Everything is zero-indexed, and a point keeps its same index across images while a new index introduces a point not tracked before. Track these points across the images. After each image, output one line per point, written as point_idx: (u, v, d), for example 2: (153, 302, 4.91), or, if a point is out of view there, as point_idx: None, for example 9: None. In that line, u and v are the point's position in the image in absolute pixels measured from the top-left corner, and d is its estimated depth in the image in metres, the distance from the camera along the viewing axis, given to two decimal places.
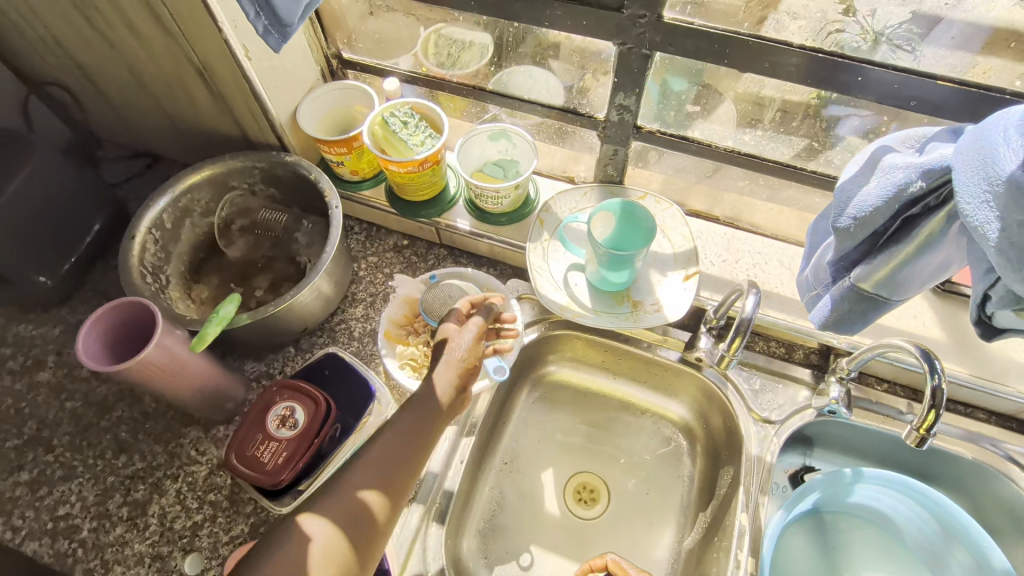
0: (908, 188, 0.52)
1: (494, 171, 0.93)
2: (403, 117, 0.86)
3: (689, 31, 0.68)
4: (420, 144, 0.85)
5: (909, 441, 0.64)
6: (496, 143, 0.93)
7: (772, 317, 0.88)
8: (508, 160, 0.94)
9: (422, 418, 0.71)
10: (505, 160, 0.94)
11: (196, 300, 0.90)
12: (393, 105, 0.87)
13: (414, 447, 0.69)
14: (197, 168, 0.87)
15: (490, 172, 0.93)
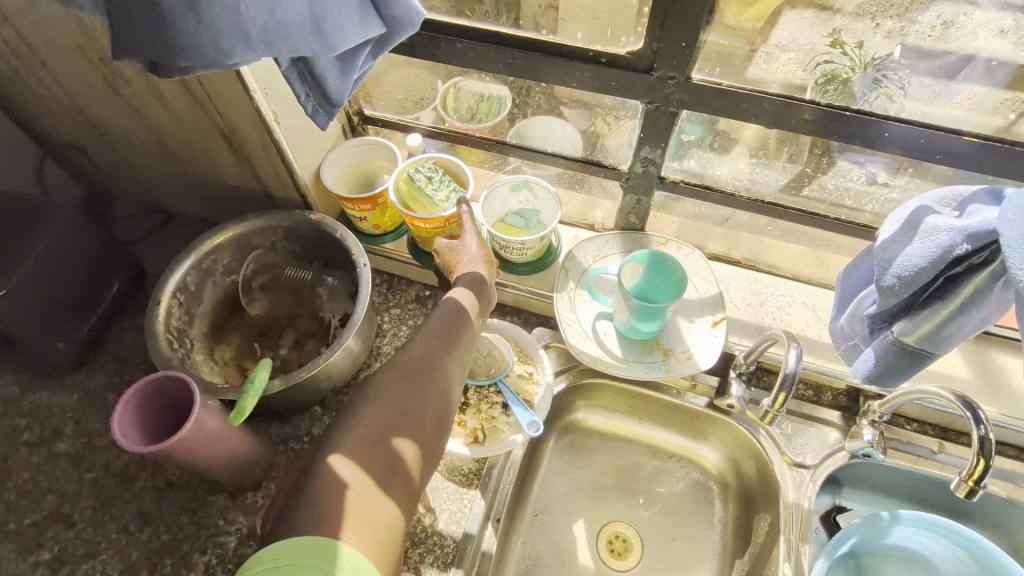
0: (953, 250, 0.52)
1: (516, 221, 0.93)
2: (428, 174, 0.86)
3: (717, 91, 0.70)
4: (446, 200, 0.86)
5: (958, 492, 0.65)
6: (517, 194, 0.93)
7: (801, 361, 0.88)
8: (530, 211, 0.94)
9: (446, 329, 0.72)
10: (528, 211, 0.94)
11: (220, 362, 0.89)
12: (416, 161, 0.88)
13: (442, 353, 0.70)
14: (220, 230, 0.86)
15: (513, 223, 0.93)
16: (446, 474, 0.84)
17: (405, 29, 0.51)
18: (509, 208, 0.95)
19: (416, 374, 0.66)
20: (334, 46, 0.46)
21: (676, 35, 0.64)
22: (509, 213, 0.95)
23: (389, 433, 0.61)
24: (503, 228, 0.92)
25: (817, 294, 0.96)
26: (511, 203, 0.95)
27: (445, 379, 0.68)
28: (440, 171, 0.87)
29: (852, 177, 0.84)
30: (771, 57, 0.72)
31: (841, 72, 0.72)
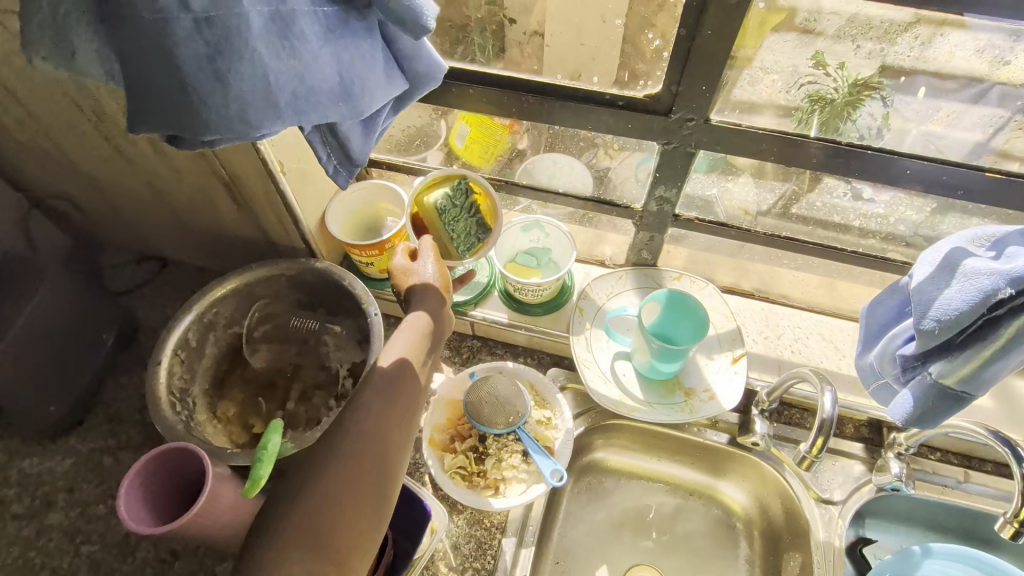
0: (995, 294, 0.52)
1: (527, 261, 0.92)
2: (458, 207, 0.79)
3: (737, 132, 0.70)
4: (466, 244, 0.79)
5: (1003, 533, 0.64)
6: (527, 233, 0.92)
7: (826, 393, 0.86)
8: (541, 250, 0.93)
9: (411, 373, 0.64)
10: (538, 249, 0.93)
11: (223, 419, 0.84)
12: (451, 185, 0.79)
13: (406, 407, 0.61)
14: (222, 282, 0.82)
15: (524, 262, 0.92)
16: (468, 528, 0.81)
17: (428, 83, 0.49)
18: (518, 246, 0.94)
19: (371, 436, 0.57)
20: (361, 108, 0.44)
21: (697, 80, 0.64)
22: (518, 252, 0.94)
23: (336, 509, 0.51)
24: (515, 267, 0.91)
25: (832, 324, 0.95)
26: (520, 241, 0.93)
27: (402, 445, 0.59)
28: (472, 205, 0.80)
29: (838, 195, 0.82)
30: (754, 79, 0.70)
31: (824, 93, 0.70)
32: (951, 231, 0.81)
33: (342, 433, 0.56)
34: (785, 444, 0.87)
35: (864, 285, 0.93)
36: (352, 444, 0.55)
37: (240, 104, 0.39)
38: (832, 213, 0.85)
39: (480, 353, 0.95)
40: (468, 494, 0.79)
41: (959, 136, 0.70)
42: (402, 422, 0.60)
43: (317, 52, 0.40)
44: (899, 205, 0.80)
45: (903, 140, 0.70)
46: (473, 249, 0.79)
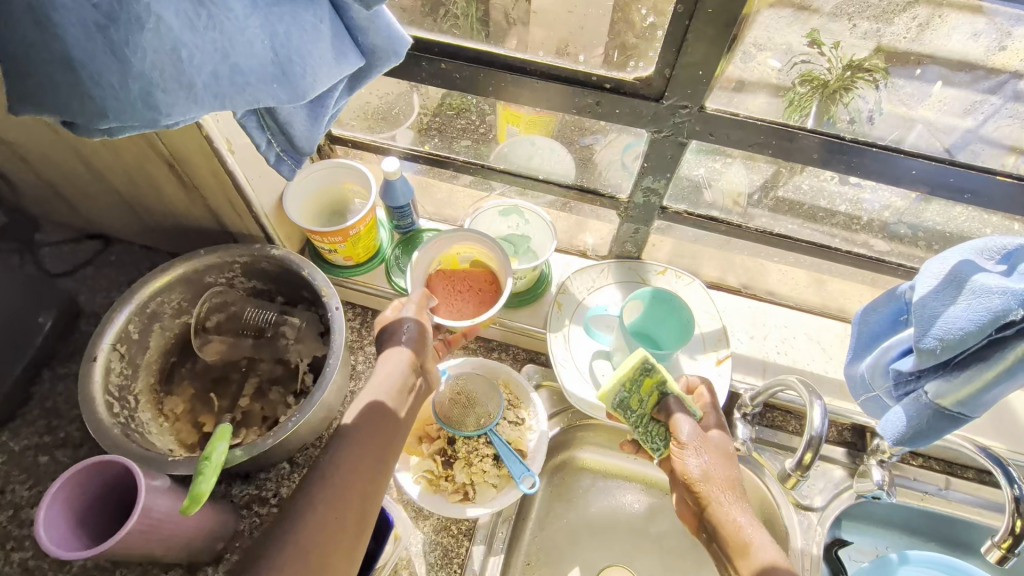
0: (1008, 314, 0.47)
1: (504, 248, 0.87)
2: (650, 430, 0.68)
3: (733, 122, 0.64)
4: (626, 392, 0.67)
5: (988, 556, 0.61)
6: (511, 220, 0.88)
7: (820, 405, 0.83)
8: (520, 238, 0.87)
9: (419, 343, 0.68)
10: (516, 239, 0.87)
11: (170, 416, 0.77)
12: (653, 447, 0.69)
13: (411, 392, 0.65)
14: (168, 267, 0.75)
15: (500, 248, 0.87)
16: (434, 535, 0.77)
17: (389, 60, 0.42)
18: (499, 232, 0.89)
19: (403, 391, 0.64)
20: (301, 92, 0.38)
21: (694, 63, 0.57)
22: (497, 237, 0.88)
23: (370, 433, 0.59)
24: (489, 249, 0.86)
25: (820, 324, 0.92)
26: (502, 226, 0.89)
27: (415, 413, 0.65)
28: (638, 430, 0.68)
29: (824, 178, 0.77)
30: (746, 56, 0.63)
31: (817, 73, 0.65)
32: (938, 221, 0.77)
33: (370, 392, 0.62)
34: (767, 448, 0.84)
35: (852, 282, 0.89)
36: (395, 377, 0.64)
37: (146, 83, 0.33)
38: (823, 199, 0.80)
39: (452, 347, 0.90)
40: (432, 499, 0.74)
41: (966, 133, 0.66)
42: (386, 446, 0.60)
43: (241, 20, 0.34)
44: (897, 200, 0.76)
45: (905, 138, 0.65)
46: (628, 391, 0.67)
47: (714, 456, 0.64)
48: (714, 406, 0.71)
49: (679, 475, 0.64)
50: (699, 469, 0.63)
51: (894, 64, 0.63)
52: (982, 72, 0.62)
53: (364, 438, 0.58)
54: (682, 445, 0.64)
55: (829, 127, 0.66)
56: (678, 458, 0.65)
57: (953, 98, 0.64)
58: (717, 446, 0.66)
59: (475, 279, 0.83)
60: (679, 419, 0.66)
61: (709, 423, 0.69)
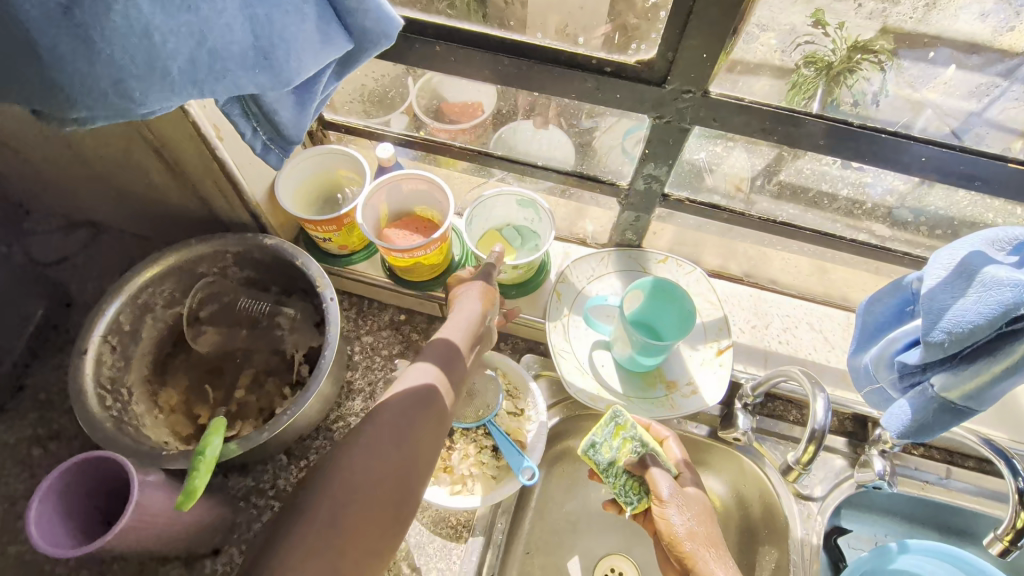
0: (1017, 309, 0.46)
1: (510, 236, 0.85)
2: (622, 486, 0.70)
3: (737, 108, 0.62)
4: (599, 440, 0.70)
5: (990, 549, 0.61)
6: (526, 211, 0.84)
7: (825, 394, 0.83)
8: (530, 232, 0.85)
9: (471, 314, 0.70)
10: (526, 230, 0.85)
11: (165, 408, 0.76)
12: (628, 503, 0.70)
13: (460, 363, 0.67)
14: (159, 257, 0.74)
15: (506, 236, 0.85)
16: (433, 527, 0.76)
17: (380, 43, 0.40)
18: (514, 218, 0.86)
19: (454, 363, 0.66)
20: (285, 76, 0.37)
21: (698, 46, 0.55)
22: (512, 224, 0.86)
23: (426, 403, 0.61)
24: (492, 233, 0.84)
25: (821, 314, 0.90)
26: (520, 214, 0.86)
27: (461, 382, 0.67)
28: (612, 483, 0.70)
29: (826, 162, 0.75)
30: (750, 37, 0.60)
31: (821, 55, 0.63)
32: (942, 206, 0.75)
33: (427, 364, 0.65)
34: (767, 438, 0.83)
35: (855, 270, 0.88)
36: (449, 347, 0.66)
37: (117, 71, 0.33)
38: (825, 183, 0.78)
39: None
40: (430, 490, 0.74)
41: (974, 119, 0.64)
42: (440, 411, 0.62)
43: (217, 4, 0.33)
44: (902, 187, 0.75)
45: (912, 122, 0.64)
46: (600, 441, 0.70)
47: (695, 513, 0.67)
48: (689, 465, 0.73)
49: (665, 533, 0.66)
50: (681, 526, 0.65)
51: (902, 46, 0.62)
52: (992, 54, 0.61)
53: (424, 404, 0.60)
54: (667, 504, 0.66)
55: (833, 110, 0.64)
56: (661, 515, 0.67)
57: (961, 81, 0.63)
58: (697, 502, 0.69)
59: (424, 198, 0.83)
60: (658, 478, 0.68)
61: (686, 482, 0.71)
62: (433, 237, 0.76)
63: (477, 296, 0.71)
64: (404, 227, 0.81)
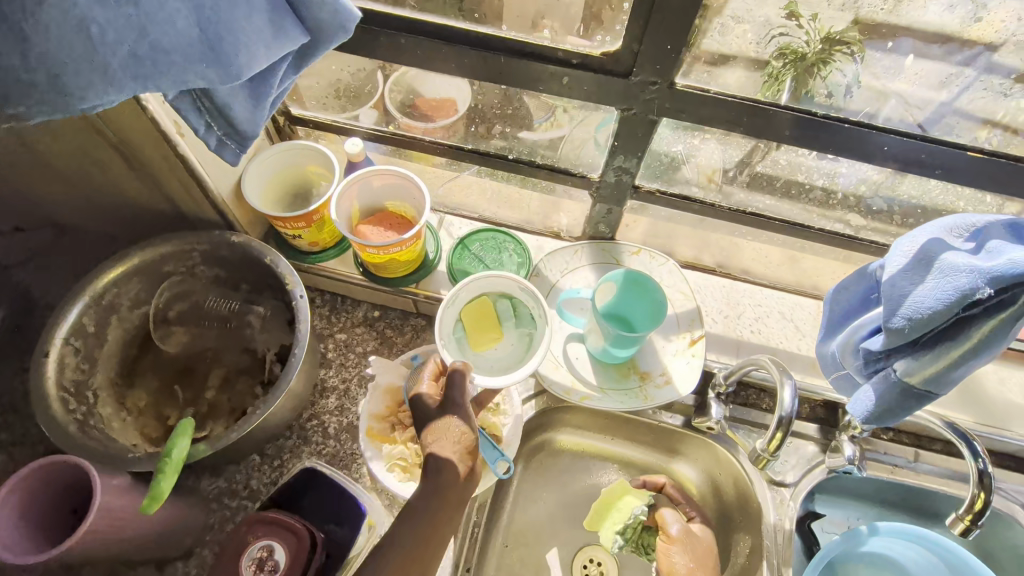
0: (973, 294, 0.47)
1: (504, 311, 0.79)
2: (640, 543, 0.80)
3: (703, 99, 0.62)
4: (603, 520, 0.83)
5: (952, 530, 0.62)
6: (529, 295, 0.76)
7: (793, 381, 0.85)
8: (528, 316, 0.78)
9: (463, 413, 0.63)
10: (523, 310, 0.78)
11: (133, 411, 0.75)
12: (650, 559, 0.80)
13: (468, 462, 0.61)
14: (123, 257, 0.72)
15: (500, 310, 0.79)
16: None
17: (339, 35, 0.39)
18: (514, 293, 0.78)
19: (460, 469, 0.60)
20: (234, 71, 0.36)
21: (662, 38, 0.55)
22: (510, 295, 0.79)
23: (423, 528, 0.58)
24: (485, 308, 0.77)
25: (793, 302, 0.91)
26: (522, 291, 0.77)
27: (472, 481, 0.61)
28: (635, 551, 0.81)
29: (802, 154, 0.75)
30: (724, 28, 0.61)
31: (796, 46, 0.63)
32: (913, 195, 0.76)
33: (430, 473, 0.59)
34: (741, 426, 0.84)
35: (825, 259, 0.89)
36: (449, 452, 0.60)
37: (55, 66, 0.33)
38: (800, 173, 0.79)
39: (423, 333, 0.88)
40: (406, 487, 0.73)
41: (935, 109, 0.65)
42: (447, 521, 0.59)
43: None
44: (868, 176, 0.76)
45: (876, 112, 0.64)
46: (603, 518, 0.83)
47: (694, 547, 0.76)
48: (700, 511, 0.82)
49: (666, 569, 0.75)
50: (681, 564, 0.74)
51: (869, 37, 0.62)
52: (955, 44, 0.62)
53: (423, 526, 0.58)
54: (671, 540, 0.76)
55: (806, 102, 0.64)
56: (665, 552, 0.76)
57: (926, 69, 0.64)
58: (702, 543, 0.77)
59: (395, 193, 0.81)
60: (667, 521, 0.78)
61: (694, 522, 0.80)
62: (406, 235, 0.75)
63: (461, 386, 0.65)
64: (376, 223, 0.80)
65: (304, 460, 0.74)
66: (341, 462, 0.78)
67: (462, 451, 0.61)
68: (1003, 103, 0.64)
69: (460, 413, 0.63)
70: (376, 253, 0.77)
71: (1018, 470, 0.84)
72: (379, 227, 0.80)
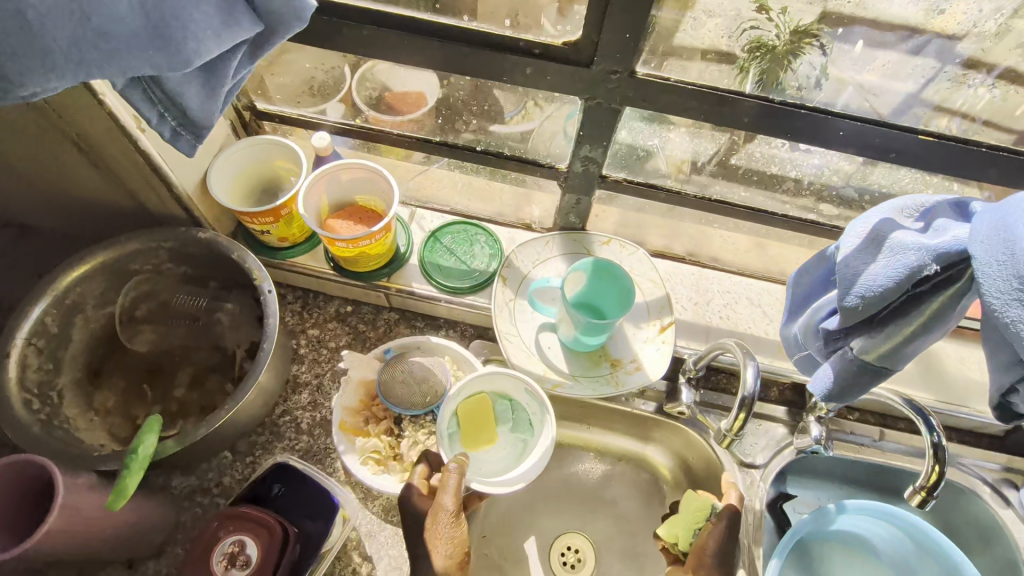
0: (921, 271, 0.49)
1: (502, 412, 0.79)
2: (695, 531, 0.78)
3: (664, 87, 0.63)
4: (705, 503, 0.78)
5: (910, 502, 0.64)
6: (533, 399, 0.77)
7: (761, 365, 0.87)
8: (524, 419, 0.78)
9: (447, 521, 0.66)
10: (522, 415, 0.78)
11: (101, 411, 0.74)
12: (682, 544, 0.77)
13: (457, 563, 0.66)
14: (85, 256, 0.71)
15: (498, 410, 0.79)
16: (384, 515, 0.76)
17: (294, 26, 0.39)
18: (516, 396, 0.79)
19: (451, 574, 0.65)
20: (184, 58, 0.36)
21: (620, 26, 0.56)
22: (510, 398, 0.79)
23: None
24: (484, 407, 0.77)
25: (761, 288, 0.93)
26: (525, 395, 0.78)
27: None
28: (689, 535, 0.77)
29: (776, 145, 0.77)
30: (697, 23, 0.64)
31: (766, 39, 0.65)
32: (883, 184, 0.79)
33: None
34: (711, 411, 0.85)
35: (791, 246, 0.91)
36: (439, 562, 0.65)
37: None
38: (776, 166, 0.81)
39: (396, 327, 0.88)
40: (380, 479, 0.73)
41: (889, 94, 0.67)
42: None
43: None
44: (829, 162, 0.77)
45: (832, 98, 0.66)
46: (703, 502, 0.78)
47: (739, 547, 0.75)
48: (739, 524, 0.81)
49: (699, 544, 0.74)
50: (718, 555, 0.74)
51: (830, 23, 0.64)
52: (906, 30, 0.63)
53: None
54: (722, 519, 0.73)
55: (776, 94, 0.65)
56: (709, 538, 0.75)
57: (887, 59, 0.66)
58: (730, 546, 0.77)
59: (364, 187, 0.81)
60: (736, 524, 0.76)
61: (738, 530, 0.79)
62: (375, 228, 0.75)
63: (448, 495, 0.67)
64: (346, 217, 0.80)
65: (276, 456, 0.74)
66: (314, 457, 0.78)
67: (450, 559, 0.65)
68: (964, 94, 0.67)
69: (444, 522, 0.66)
70: (349, 248, 0.77)
71: (978, 445, 0.86)
72: (349, 220, 0.79)
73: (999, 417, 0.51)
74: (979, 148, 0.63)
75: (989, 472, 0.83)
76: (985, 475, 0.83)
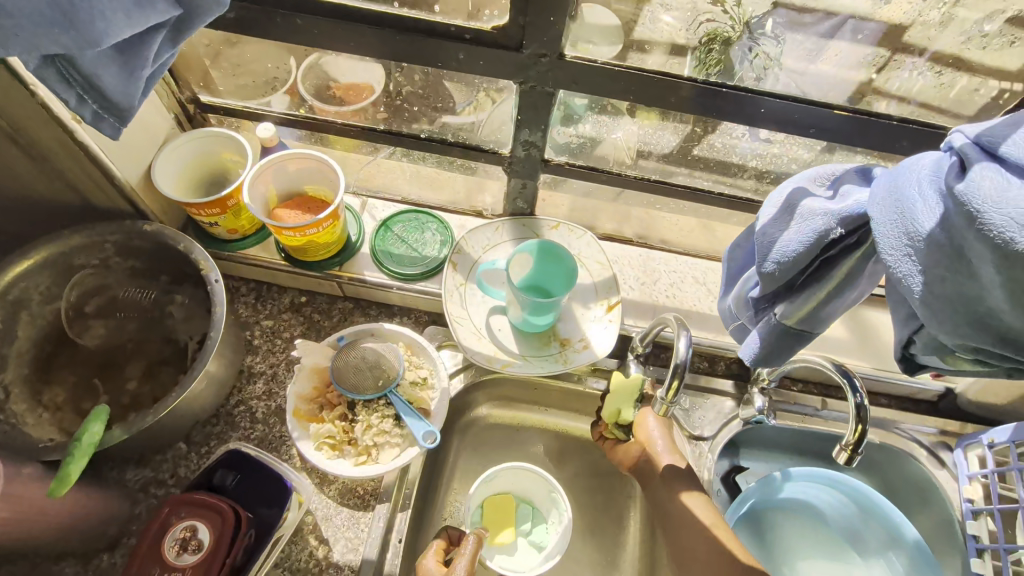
0: (828, 235, 0.52)
1: (523, 515, 0.84)
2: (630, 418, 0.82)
3: (591, 69, 0.65)
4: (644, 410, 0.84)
5: (839, 460, 0.67)
6: (554, 502, 0.84)
7: (706, 341, 0.90)
8: (542, 528, 0.83)
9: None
10: (541, 521, 0.84)
11: (50, 406, 0.73)
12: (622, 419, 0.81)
13: None
14: (28, 251, 0.70)
15: (518, 512, 0.84)
16: (340, 499, 0.77)
17: (209, 9, 0.41)
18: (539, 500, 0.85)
19: None
20: (92, 38, 0.38)
21: (542, 10, 0.58)
22: (532, 502, 0.86)
23: None
24: (508, 504, 0.84)
25: (707, 268, 0.96)
26: (546, 500, 0.85)
27: None
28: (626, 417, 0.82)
29: (736, 136, 0.82)
30: (653, 16, 0.71)
31: (723, 31, 0.71)
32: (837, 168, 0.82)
33: None
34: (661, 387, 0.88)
35: (734, 226, 0.94)
36: None
37: None
38: (734, 155, 0.85)
39: (351, 315, 0.89)
40: (334, 463, 0.74)
41: (807, 73, 0.71)
42: None
43: None
44: (762, 142, 0.81)
45: (755, 78, 0.69)
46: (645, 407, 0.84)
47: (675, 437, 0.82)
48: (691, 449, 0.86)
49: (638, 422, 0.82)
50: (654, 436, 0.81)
51: None
52: None
53: None
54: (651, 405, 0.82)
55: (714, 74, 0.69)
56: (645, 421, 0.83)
57: (840, 51, 0.71)
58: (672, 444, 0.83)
59: (313, 177, 0.82)
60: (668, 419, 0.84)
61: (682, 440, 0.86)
62: (321, 215, 0.76)
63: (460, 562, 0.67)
64: (293, 207, 0.80)
65: (229, 444, 0.74)
66: (269, 445, 0.79)
67: None
68: (898, 78, 0.71)
69: None
70: (294, 236, 0.77)
71: (914, 411, 0.90)
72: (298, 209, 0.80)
73: (905, 369, 0.54)
74: (890, 122, 0.67)
75: (924, 435, 0.87)
76: (919, 438, 0.87)
